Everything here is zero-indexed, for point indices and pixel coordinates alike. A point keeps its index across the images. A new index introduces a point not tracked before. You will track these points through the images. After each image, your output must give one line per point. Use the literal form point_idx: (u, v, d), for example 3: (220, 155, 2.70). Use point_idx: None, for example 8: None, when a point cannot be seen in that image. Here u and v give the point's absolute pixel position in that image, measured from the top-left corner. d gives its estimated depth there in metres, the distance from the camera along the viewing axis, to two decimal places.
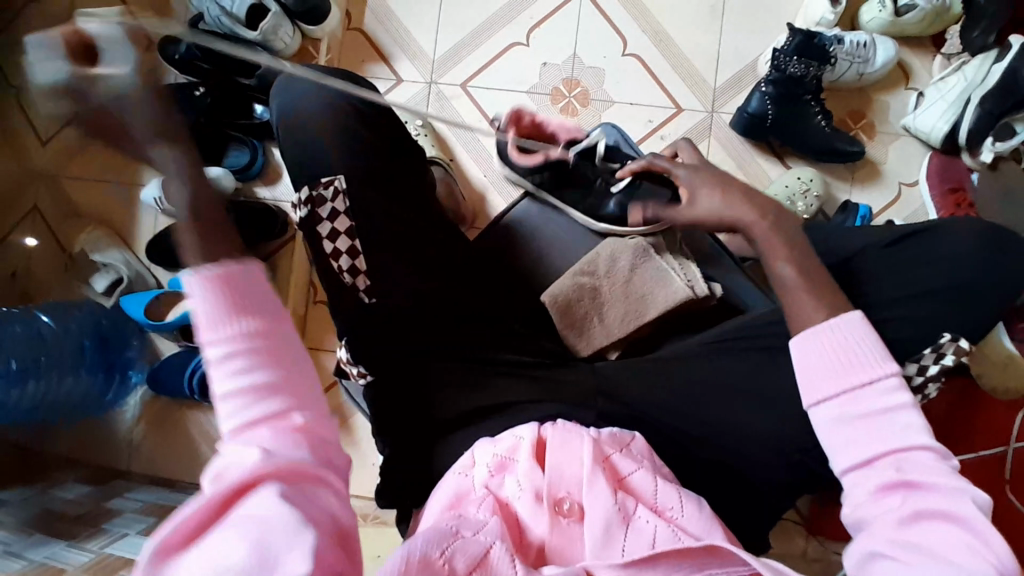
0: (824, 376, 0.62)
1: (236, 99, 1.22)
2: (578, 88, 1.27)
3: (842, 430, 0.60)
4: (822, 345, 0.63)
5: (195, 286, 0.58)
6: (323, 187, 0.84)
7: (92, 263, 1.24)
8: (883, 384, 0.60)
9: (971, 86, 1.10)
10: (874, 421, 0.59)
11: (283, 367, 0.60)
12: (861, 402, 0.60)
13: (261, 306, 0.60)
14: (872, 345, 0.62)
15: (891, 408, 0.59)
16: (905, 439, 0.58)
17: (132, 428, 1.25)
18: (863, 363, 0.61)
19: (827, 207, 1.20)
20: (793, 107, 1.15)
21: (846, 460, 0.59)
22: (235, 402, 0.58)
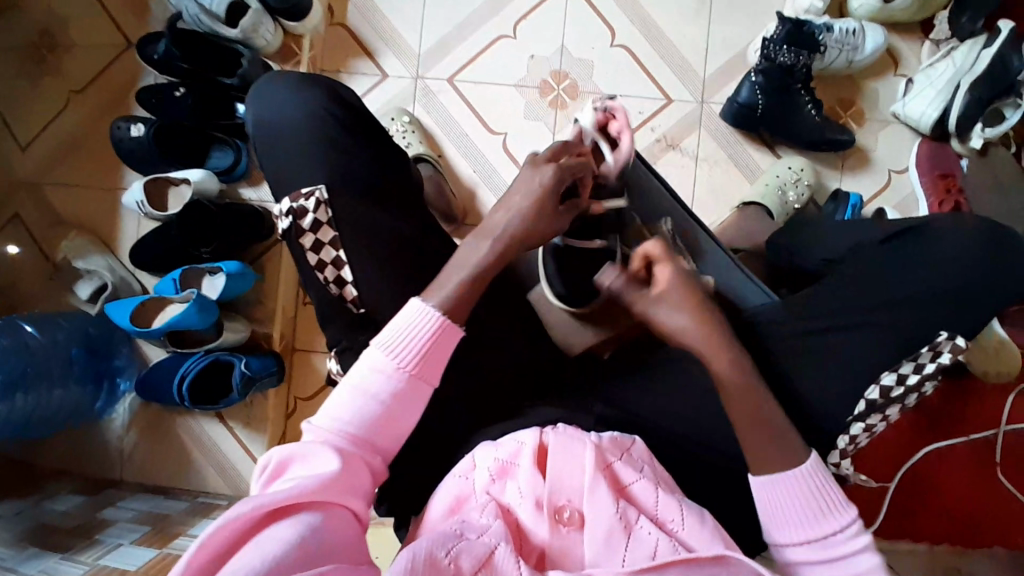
0: (790, 521, 0.66)
1: (216, 99, 1.18)
2: (567, 81, 1.26)
3: (810, 569, 0.65)
4: (786, 494, 0.67)
5: (426, 314, 0.70)
6: (304, 198, 0.80)
7: (75, 272, 1.22)
8: (843, 534, 0.65)
9: (961, 71, 1.10)
10: (836, 564, 0.64)
11: (397, 416, 0.69)
12: (821, 547, 0.65)
13: (431, 364, 0.70)
14: (830, 494, 0.66)
15: (850, 555, 0.64)
16: (861, 572, 0.64)
17: (123, 436, 1.23)
18: (826, 516, 0.66)
19: (818, 197, 1.20)
20: (783, 97, 1.14)
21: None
22: (350, 413, 0.67)
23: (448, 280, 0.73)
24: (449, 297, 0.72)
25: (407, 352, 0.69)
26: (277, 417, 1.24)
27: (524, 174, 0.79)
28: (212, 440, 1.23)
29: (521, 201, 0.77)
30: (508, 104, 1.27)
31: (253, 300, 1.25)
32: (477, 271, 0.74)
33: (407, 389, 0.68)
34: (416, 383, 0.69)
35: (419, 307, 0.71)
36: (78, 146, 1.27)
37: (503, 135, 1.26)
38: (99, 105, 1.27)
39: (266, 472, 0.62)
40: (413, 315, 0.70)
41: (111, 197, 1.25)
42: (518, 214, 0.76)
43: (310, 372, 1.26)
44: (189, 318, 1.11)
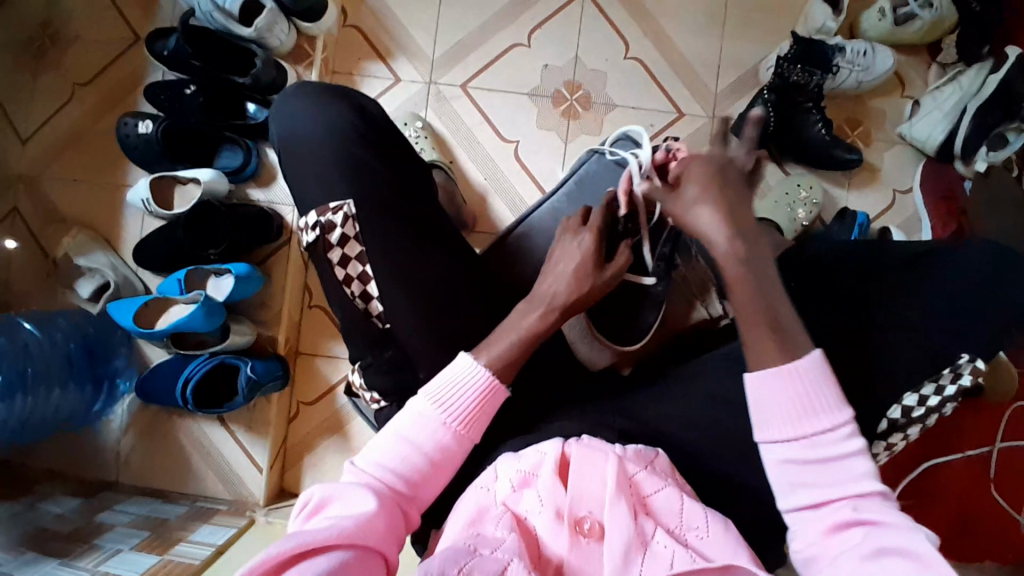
0: (775, 418, 0.60)
1: (228, 98, 1.17)
2: (580, 92, 1.26)
3: (791, 473, 0.59)
4: (783, 388, 0.60)
5: (476, 373, 0.77)
6: (332, 213, 0.81)
7: (75, 268, 1.19)
8: (836, 433, 0.58)
9: (967, 95, 1.12)
10: (828, 465, 0.58)
11: (438, 469, 0.74)
12: (806, 450, 0.58)
13: (474, 422, 0.76)
14: (826, 388, 0.59)
15: (841, 455, 0.58)
16: (849, 482, 0.57)
17: (121, 439, 1.21)
18: (822, 410, 0.59)
19: (825, 213, 1.22)
20: (791, 115, 1.17)
21: (791, 503, 0.59)
22: (394, 459, 0.73)
23: (502, 343, 0.79)
24: (497, 359, 0.78)
25: (455, 407, 0.76)
26: (281, 420, 1.25)
27: (567, 244, 0.85)
28: (213, 443, 1.21)
29: (568, 267, 0.83)
30: (522, 112, 1.27)
31: (257, 303, 1.23)
32: (526, 334, 0.80)
33: (452, 442, 0.75)
34: (460, 439, 0.76)
35: (469, 364, 0.77)
36: (82, 140, 1.24)
37: (516, 143, 1.26)
38: (105, 99, 1.24)
39: (307, 507, 0.68)
40: (464, 372, 0.77)
41: (114, 193, 1.23)
42: (564, 282, 0.82)
43: (316, 375, 1.27)
44: (196, 321, 1.09)
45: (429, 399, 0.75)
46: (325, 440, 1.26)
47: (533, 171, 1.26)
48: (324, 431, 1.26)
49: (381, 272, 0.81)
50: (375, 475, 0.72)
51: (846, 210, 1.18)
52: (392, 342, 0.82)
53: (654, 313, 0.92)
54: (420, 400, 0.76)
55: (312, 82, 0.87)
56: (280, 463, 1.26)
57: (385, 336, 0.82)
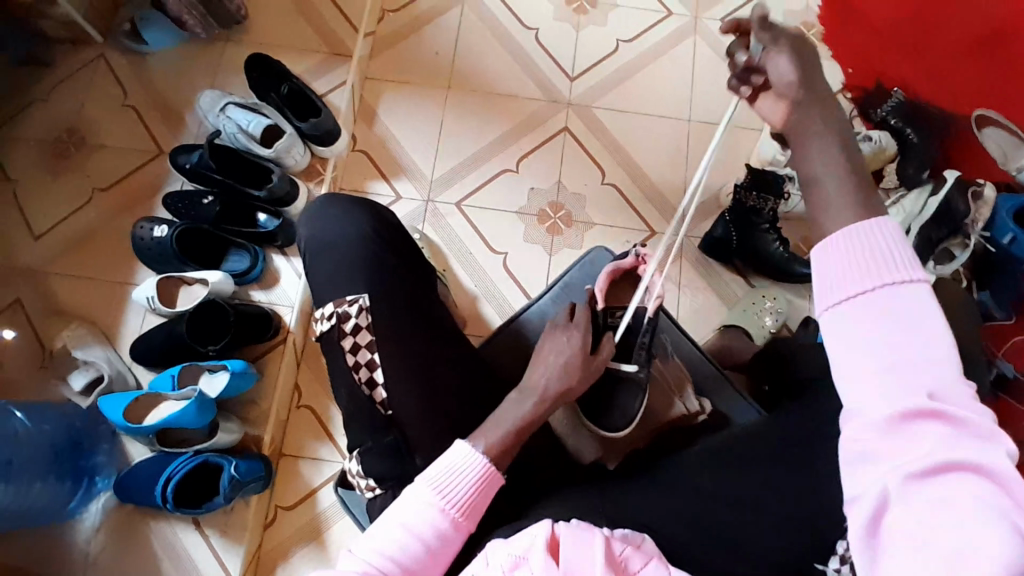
0: (848, 271, 0.50)
1: (244, 209, 1.28)
2: (563, 211, 1.40)
3: (852, 337, 0.49)
4: (845, 248, 0.51)
5: (475, 460, 0.79)
6: (349, 305, 0.87)
7: (71, 360, 1.21)
8: (908, 293, 0.48)
9: (911, 216, 1.26)
10: (897, 332, 0.47)
11: (436, 557, 0.75)
12: (878, 309, 0.48)
13: (471, 509, 0.77)
14: (899, 249, 0.49)
15: (913, 322, 0.47)
16: (931, 365, 0.46)
17: (90, 538, 1.14)
18: (890, 266, 0.49)
19: (790, 322, 1.31)
20: (751, 234, 1.28)
21: (851, 374, 0.48)
22: (394, 548, 0.73)
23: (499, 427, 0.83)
24: (493, 442, 0.81)
25: (454, 495, 0.77)
26: (258, 525, 1.21)
27: (554, 342, 0.90)
28: (187, 549, 1.16)
29: (556, 362, 0.88)
30: (511, 227, 1.39)
31: (248, 402, 1.25)
32: (515, 426, 0.83)
33: (449, 529, 0.76)
34: (457, 527, 0.76)
35: (467, 452, 0.79)
36: (96, 240, 1.32)
37: (504, 253, 1.37)
38: (123, 204, 1.34)
39: None
40: (462, 462, 0.78)
41: (120, 291, 1.28)
42: (553, 374, 0.87)
43: (298, 477, 1.26)
44: (187, 417, 1.11)
45: (429, 486, 0.76)
46: (302, 546, 1.22)
47: (520, 280, 1.36)
48: (303, 539, 1.22)
49: (385, 358, 0.86)
50: (374, 563, 0.72)
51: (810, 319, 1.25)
52: (392, 428, 0.85)
53: (637, 399, 0.96)
54: (421, 486, 0.76)
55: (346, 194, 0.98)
56: (252, 571, 1.20)
57: (387, 421, 0.85)
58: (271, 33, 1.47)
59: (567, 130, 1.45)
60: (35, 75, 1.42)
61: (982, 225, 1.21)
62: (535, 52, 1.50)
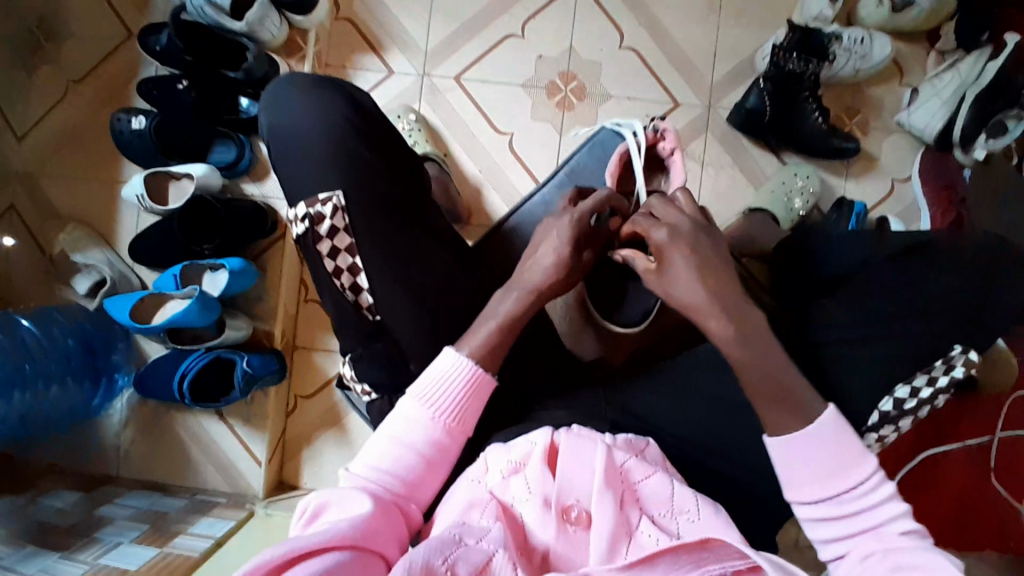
0: (803, 474, 0.63)
1: (223, 91, 1.18)
2: (574, 82, 1.25)
3: (821, 528, 0.62)
4: (805, 444, 0.63)
5: (462, 365, 0.77)
6: (320, 205, 0.80)
7: (73, 265, 1.20)
8: (855, 488, 0.61)
9: (966, 83, 1.10)
10: (841, 500, 0.61)
11: (433, 467, 0.75)
12: (834, 509, 0.61)
13: (464, 415, 0.77)
14: (845, 442, 0.62)
15: (853, 490, 0.61)
16: (869, 511, 0.61)
17: (120, 433, 1.22)
18: (840, 469, 0.62)
19: (822, 203, 1.20)
20: (789, 104, 1.14)
21: (820, 533, 0.62)
22: (389, 460, 0.74)
23: (491, 338, 0.79)
24: (486, 354, 0.78)
25: (442, 402, 0.76)
26: (279, 414, 1.25)
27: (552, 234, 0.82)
28: (211, 437, 1.22)
29: (551, 258, 0.81)
30: (516, 103, 1.26)
31: (252, 297, 1.23)
32: (503, 322, 0.79)
33: (442, 437, 0.75)
34: (451, 433, 0.76)
35: (454, 358, 0.77)
36: (77, 136, 1.24)
37: (509, 134, 1.26)
38: (98, 94, 1.24)
39: (305, 515, 0.69)
40: (448, 367, 0.77)
41: (109, 189, 1.23)
42: (545, 270, 0.81)
43: (313, 369, 1.27)
44: (191, 316, 1.09)
45: (416, 397, 0.75)
46: (322, 433, 1.27)
47: (528, 163, 1.25)
48: (322, 425, 1.27)
49: (370, 266, 0.80)
50: (372, 479, 0.73)
51: (844, 197, 1.15)
52: (382, 336, 0.81)
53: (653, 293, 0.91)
54: (410, 395, 0.76)
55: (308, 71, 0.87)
56: (279, 455, 1.27)
57: (376, 328, 0.81)
58: None
59: None
60: None
61: None
62: None
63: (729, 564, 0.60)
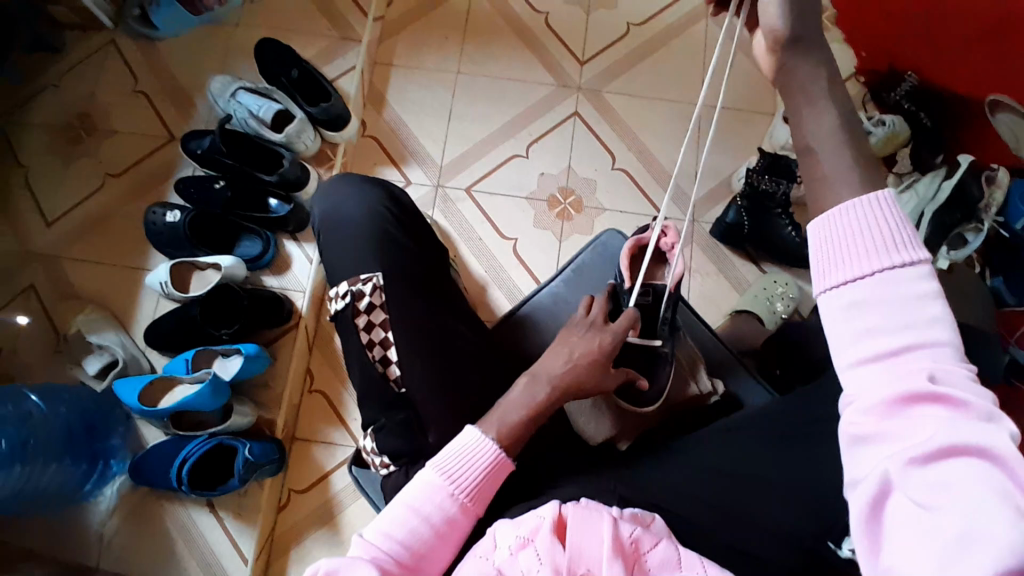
0: (854, 252, 0.52)
1: (252, 194, 1.27)
2: (573, 196, 1.40)
3: (851, 326, 0.51)
4: (844, 227, 0.53)
5: (483, 443, 0.80)
6: (363, 282, 0.87)
7: (85, 345, 1.22)
8: (903, 276, 0.50)
9: (924, 202, 1.23)
10: (891, 311, 0.49)
11: (443, 537, 0.76)
12: (877, 296, 0.50)
13: (480, 492, 0.79)
14: (893, 229, 0.51)
15: (908, 300, 0.49)
16: (918, 329, 0.49)
17: (104, 521, 1.16)
18: (881, 253, 0.51)
19: (801, 308, 1.29)
20: (763, 219, 1.27)
21: (851, 356, 0.51)
22: (401, 531, 0.75)
23: (509, 408, 0.83)
24: (503, 424, 0.82)
25: (461, 479, 0.78)
26: (270, 510, 1.22)
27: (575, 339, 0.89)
28: (200, 529, 1.18)
29: (584, 359, 0.87)
30: (520, 213, 1.39)
31: (260, 384, 1.25)
32: (532, 409, 0.83)
33: (455, 513, 0.77)
34: (465, 511, 0.78)
35: (476, 436, 0.80)
36: (108, 225, 1.32)
37: (513, 239, 1.37)
38: (133, 190, 1.34)
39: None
40: (468, 443, 0.80)
41: (131, 275, 1.29)
42: (562, 363, 0.87)
43: (310, 462, 1.27)
44: (201, 399, 1.11)
45: (435, 468, 0.78)
46: (314, 531, 1.23)
47: (530, 264, 1.36)
48: (314, 521, 1.24)
49: (399, 336, 0.86)
50: (382, 547, 0.73)
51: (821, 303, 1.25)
52: (405, 405, 0.85)
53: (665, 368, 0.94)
54: (429, 465, 0.79)
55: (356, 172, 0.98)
56: (266, 553, 1.22)
57: (401, 399, 0.85)
58: (281, 17, 1.46)
59: (576, 116, 1.44)
60: (47, 63, 1.41)
61: (996, 210, 1.20)
62: (544, 34, 1.49)
63: None
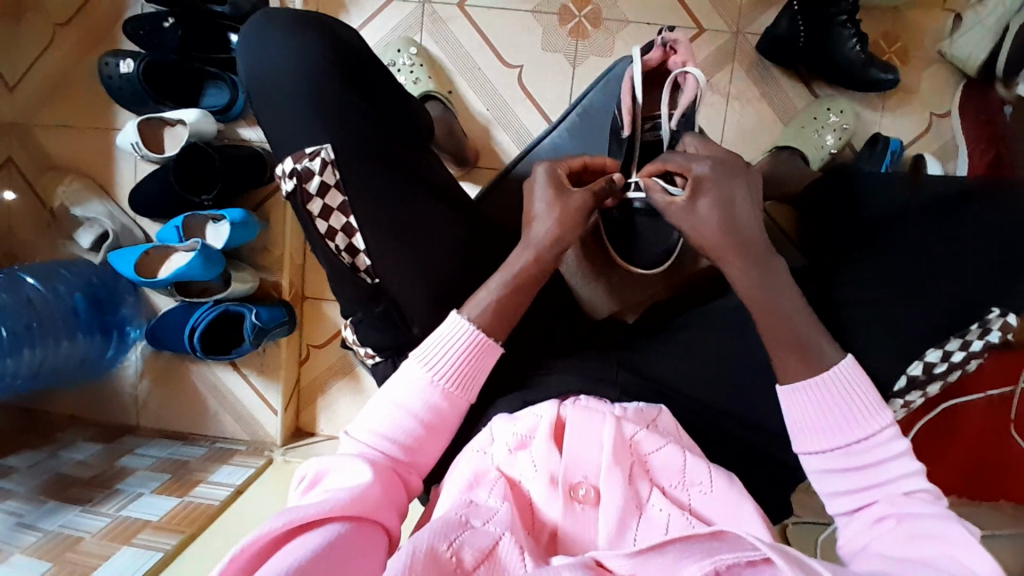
0: (816, 429, 0.59)
1: (209, 30, 1.11)
2: (588, 7, 1.14)
3: (831, 480, 0.59)
4: (815, 393, 0.60)
5: (462, 329, 0.69)
6: (309, 159, 0.72)
7: (74, 218, 1.18)
8: (879, 439, 0.58)
9: (1011, 12, 0.96)
10: (867, 472, 0.58)
11: (435, 432, 0.68)
12: (851, 463, 0.58)
13: (468, 380, 0.70)
14: (864, 396, 0.59)
15: (883, 461, 0.57)
16: (892, 476, 0.57)
17: (137, 384, 1.24)
18: (856, 421, 0.58)
19: (855, 140, 1.10)
20: (825, 29, 1.01)
21: (829, 488, 0.59)
22: (389, 427, 0.67)
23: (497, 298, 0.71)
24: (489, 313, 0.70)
25: (444, 367, 0.69)
26: (292, 363, 1.24)
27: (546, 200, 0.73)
28: (226, 386, 1.23)
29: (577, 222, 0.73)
30: (524, 32, 1.16)
31: (260, 248, 1.21)
32: (509, 281, 0.71)
33: (445, 404, 0.69)
34: (453, 399, 0.69)
35: (456, 321, 0.70)
36: (66, 82, 1.19)
37: (518, 67, 1.17)
38: (84, 36, 1.18)
39: (302, 484, 0.62)
40: (448, 332, 0.70)
41: (102, 138, 1.19)
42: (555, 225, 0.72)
43: (324, 319, 1.24)
44: (195, 269, 1.06)
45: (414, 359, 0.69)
46: (336, 382, 1.25)
47: (538, 99, 1.17)
48: (331, 376, 1.24)
49: (364, 223, 0.74)
50: (371, 445, 0.66)
51: (879, 135, 1.04)
52: (383, 297, 0.75)
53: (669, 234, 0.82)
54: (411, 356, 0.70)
55: (284, 8, 0.77)
56: (296, 404, 1.26)
57: (375, 290, 0.75)
58: None
59: None
60: None
61: None
62: None
63: (742, 556, 0.49)
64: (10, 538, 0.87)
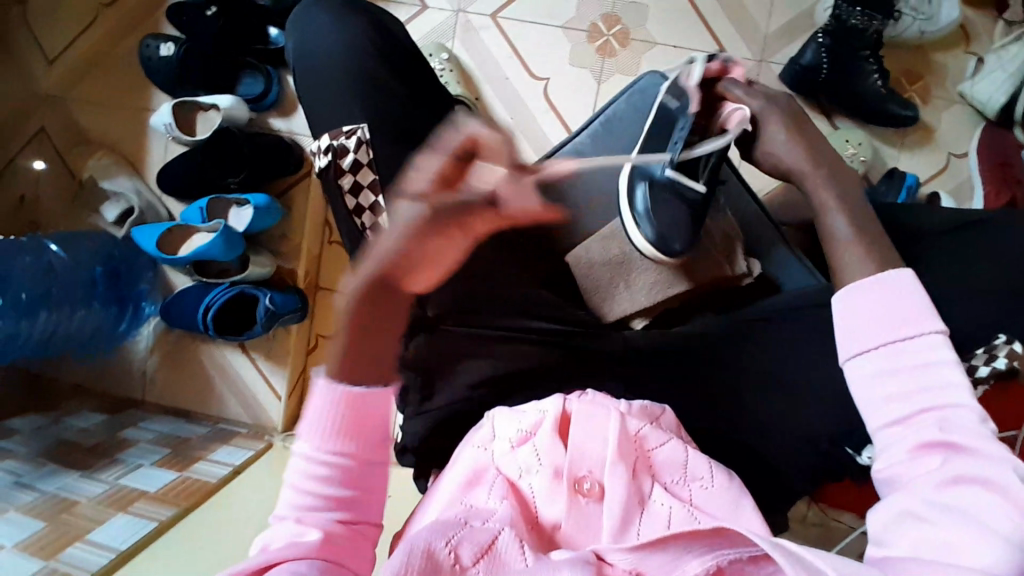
0: (858, 336, 0.53)
1: (251, 22, 1.15)
2: (618, 26, 1.18)
3: (870, 386, 0.52)
4: (860, 301, 0.54)
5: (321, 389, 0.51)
6: (345, 136, 0.75)
7: (101, 192, 1.21)
8: (924, 342, 0.51)
9: None
10: (914, 373, 0.50)
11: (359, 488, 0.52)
12: (892, 366, 0.51)
13: (368, 428, 0.52)
14: (909, 301, 0.53)
15: (930, 363, 0.50)
16: (943, 388, 0.50)
17: (145, 360, 1.27)
18: (898, 324, 0.52)
19: (871, 174, 1.11)
20: (849, 62, 1.04)
21: (875, 417, 0.51)
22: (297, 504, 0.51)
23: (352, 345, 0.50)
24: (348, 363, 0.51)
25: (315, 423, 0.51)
26: (300, 351, 1.25)
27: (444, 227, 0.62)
28: (233, 367, 1.25)
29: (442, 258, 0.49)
30: (553, 46, 1.20)
31: (279, 236, 1.23)
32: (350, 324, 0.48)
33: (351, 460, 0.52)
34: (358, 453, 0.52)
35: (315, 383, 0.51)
36: (107, 62, 1.23)
37: (544, 79, 1.20)
38: (128, 19, 1.22)
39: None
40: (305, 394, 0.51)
41: (136, 118, 1.23)
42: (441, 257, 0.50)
43: (335, 310, 1.26)
44: (214, 248, 1.07)
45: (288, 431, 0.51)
46: None
47: (562, 112, 1.20)
48: None
49: None
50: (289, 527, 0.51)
51: (896, 169, 1.06)
52: None
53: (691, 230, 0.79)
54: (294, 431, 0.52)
55: None
56: (300, 392, 1.27)
57: None
58: None
59: None
60: None
61: None
62: None
63: (745, 552, 0.50)
64: (7, 497, 0.88)
